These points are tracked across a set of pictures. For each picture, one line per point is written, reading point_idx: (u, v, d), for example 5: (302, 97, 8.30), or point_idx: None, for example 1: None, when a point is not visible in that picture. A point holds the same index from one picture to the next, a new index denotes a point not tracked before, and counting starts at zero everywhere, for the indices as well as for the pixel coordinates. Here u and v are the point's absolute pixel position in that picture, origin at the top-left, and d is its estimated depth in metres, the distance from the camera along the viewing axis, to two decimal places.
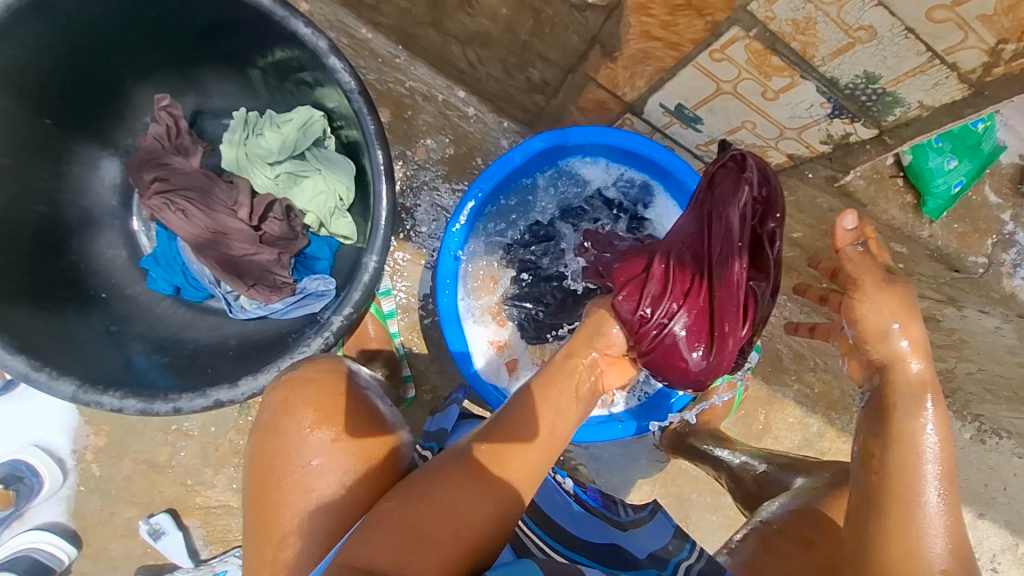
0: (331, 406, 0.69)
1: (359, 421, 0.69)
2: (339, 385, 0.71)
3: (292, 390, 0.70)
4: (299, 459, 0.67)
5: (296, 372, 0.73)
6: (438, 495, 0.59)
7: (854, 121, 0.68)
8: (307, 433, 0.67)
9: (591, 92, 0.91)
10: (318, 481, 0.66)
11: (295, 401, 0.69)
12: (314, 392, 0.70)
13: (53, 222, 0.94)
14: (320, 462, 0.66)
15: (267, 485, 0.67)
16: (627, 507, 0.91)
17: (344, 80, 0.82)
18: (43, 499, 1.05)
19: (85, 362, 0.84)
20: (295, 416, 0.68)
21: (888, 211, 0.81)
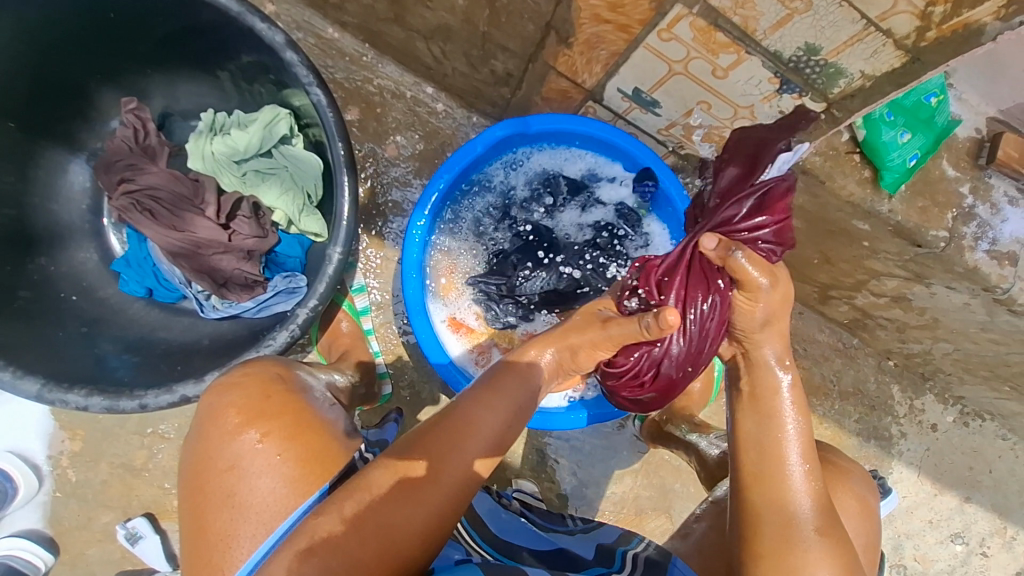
0: (258, 406, 0.68)
1: (284, 423, 0.68)
2: (263, 386, 0.71)
3: (221, 394, 0.70)
4: (227, 461, 0.66)
5: (228, 376, 0.73)
6: (371, 509, 0.58)
7: (803, 95, 0.69)
8: (234, 436, 0.67)
9: (553, 81, 0.91)
10: (246, 479, 0.65)
11: (221, 407, 0.69)
12: (240, 395, 0.69)
13: (21, 225, 0.94)
14: (244, 464, 0.66)
15: (205, 485, 0.66)
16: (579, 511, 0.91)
17: (302, 73, 0.83)
18: (18, 506, 1.02)
19: (52, 362, 0.84)
20: (221, 419, 0.68)
21: (846, 186, 0.81)
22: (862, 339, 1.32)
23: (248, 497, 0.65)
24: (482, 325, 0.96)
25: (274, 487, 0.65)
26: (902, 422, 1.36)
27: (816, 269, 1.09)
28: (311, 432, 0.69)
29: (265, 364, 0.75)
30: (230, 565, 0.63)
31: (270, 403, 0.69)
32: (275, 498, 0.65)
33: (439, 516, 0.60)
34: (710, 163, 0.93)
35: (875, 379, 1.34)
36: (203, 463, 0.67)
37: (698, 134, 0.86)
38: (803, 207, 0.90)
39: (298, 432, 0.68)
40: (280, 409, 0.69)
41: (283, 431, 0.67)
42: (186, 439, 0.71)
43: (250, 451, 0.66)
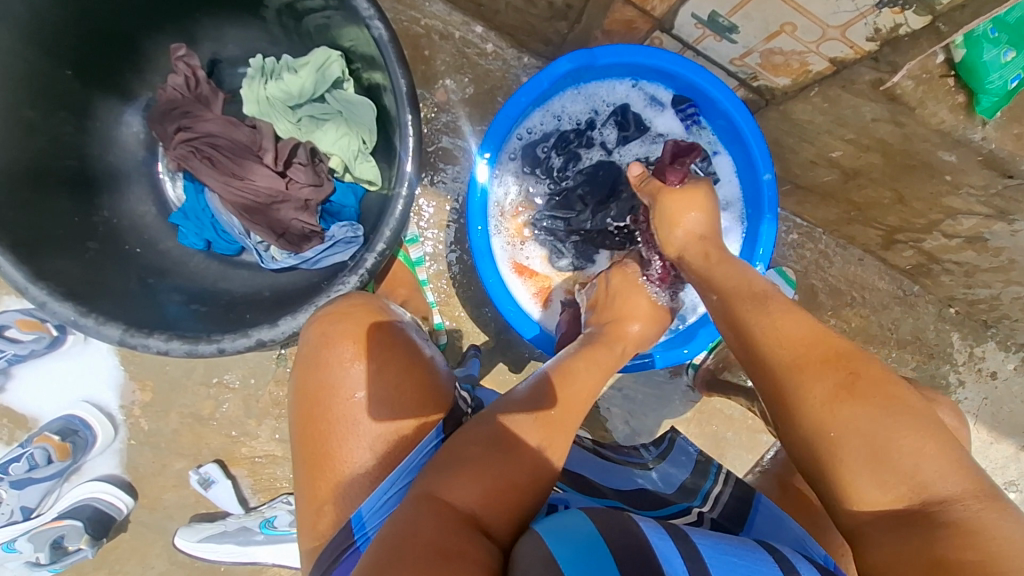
0: (371, 341, 0.69)
1: (397, 353, 0.69)
2: (371, 320, 0.71)
3: (328, 324, 0.70)
4: (347, 389, 0.67)
5: (329, 308, 0.73)
6: (483, 472, 0.57)
7: (905, 9, 0.64)
8: (346, 366, 0.67)
9: (618, 11, 0.87)
10: (354, 412, 0.66)
11: (336, 336, 0.69)
12: (356, 326, 0.70)
13: (85, 179, 0.93)
14: (359, 394, 0.66)
15: (321, 413, 0.66)
16: (648, 447, 0.92)
17: (362, 7, 0.79)
18: (97, 453, 1.05)
19: (128, 308, 0.83)
20: (332, 350, 0.68)
21: (937, 113, 0.77)
22: (922, 286, 1.28)
23: (365, 424, 0.66)
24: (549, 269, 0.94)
25: (390, 415, 0.67)
26: (960, 370, 1.33)
27: (886, 211, 1.05)
28: (413, 364, 0.70)
29: (366, 297, 0.75)
30: (344, 492, 0.64)
31: (380, 335, 0.70)
32: (390, 426, 0.66)
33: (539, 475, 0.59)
34: (783, 94, 0.89)
35: (933, 326, 1.31)
36: (318, 392, 0.68)
37: (776, 61, 0.82)
38: (883, 139, 0.86)
39: (406, 365, 0.69)
40: (387, 343, 0.70)
41: (394, 362, 0.69)
42: (294, 368, 0.71)
43: (363, 379, 0.67)
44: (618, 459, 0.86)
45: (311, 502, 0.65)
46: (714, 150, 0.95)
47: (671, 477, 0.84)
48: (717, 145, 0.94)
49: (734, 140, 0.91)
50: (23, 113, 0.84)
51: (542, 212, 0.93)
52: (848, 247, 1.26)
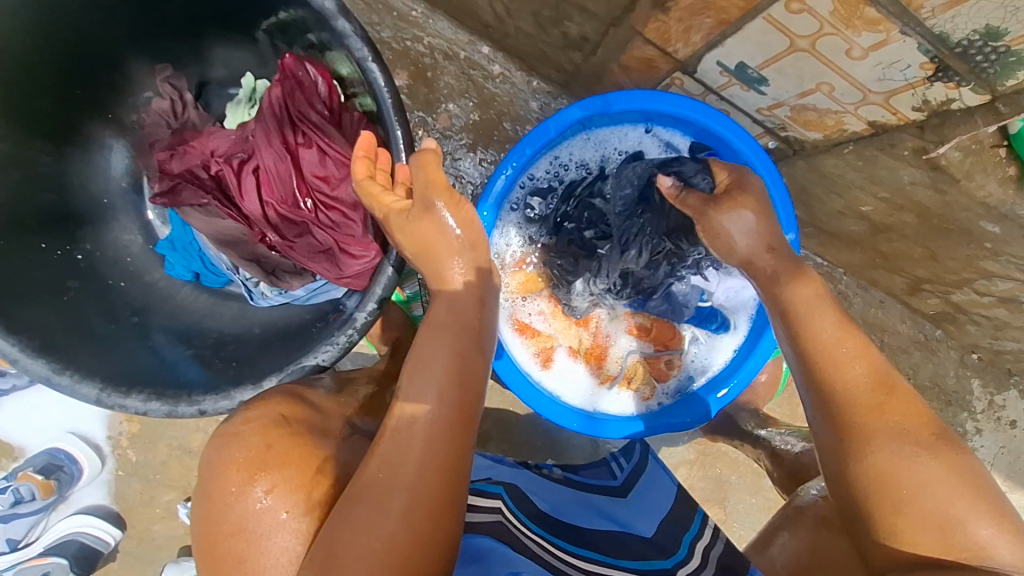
0: (260, 458, 0.63)
1: (290, 473, 0.63)
2: (263, 435, 0.66)
3: (221, 448, 0.66)
4: (234, 524, 0.61)
5: (226, 425, 0.68)
6: (350, 544, 0.52)
7: (961, 85, 0.57)
8: (239, 494, 0.62)
9: (637, 48, 0.79)
10: (251, 547, 0.60)
11: (221, 464, 0.64)
12: (240, 449, 0.65)
13: (65, 210, 0.89)
14: (252, 526, 0.60)
15: (218, 551, 0.61)
16: (620, 463, 0.99)
17: (355, 46, 0.72)
18: (84, 484, 1.03)
19: (108, 359, 0.80)
20: (223, 477, 0.63)
21: (984, 186, 0.69)
22: (945, 331, 1.22)
23: (260, 562, 0.59)
24: (551, 329, 0.90)
25: (287, 546, 0.59)
26: (979, 418, 1.27)
27: (915, 263, 0.98)
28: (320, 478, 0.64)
29: (267, 404, 0.70)
30: None
31: (272, 455, 0.64)
32: (288, 558, 0.59)
33: (435, 503, 0.54)
34: (814, 147, 0.81)
35: (954, 373, 1.25)
36: (212, 529, 0.62)
37: (808, 116, 0.74)
38: (920, 202, 0.79)
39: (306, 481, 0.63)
40: (285, 456, 0.64)
41: (289, 483, 0.62)
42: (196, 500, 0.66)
43: (256, 510, 0.61)
44: (594, 496, 0.89)
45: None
46: None
47: (650, 516, 0.85)
48: None
49: None
50: None
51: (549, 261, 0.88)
52: (869, 289, 1.19)
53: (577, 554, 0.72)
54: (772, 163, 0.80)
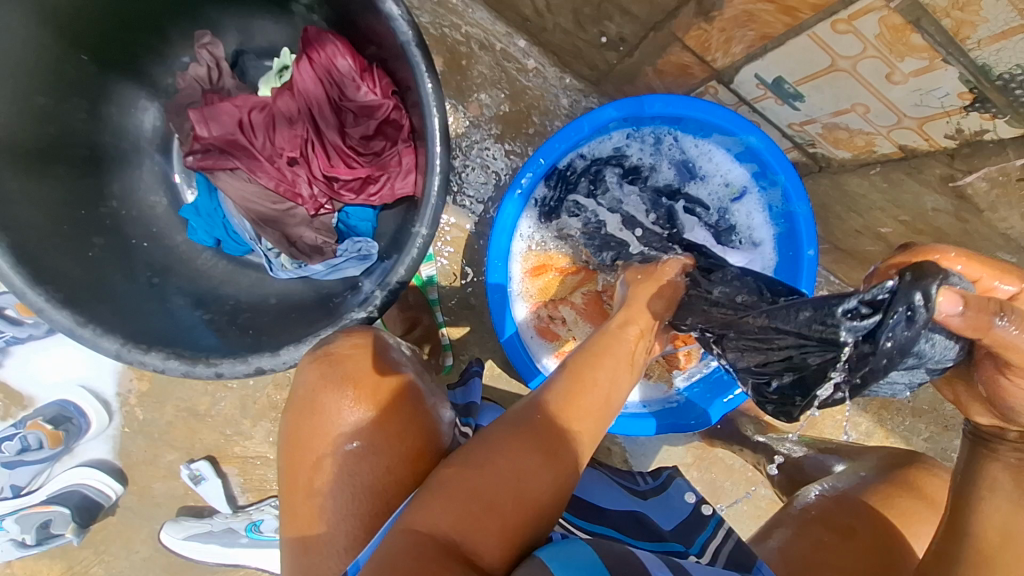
0: (375, 387, 0.65)
1: (399, 405, 0.65)
2: (380, 365, 0.66)
3: (330, 368, 0.66)
4: (334, 437, 0.63)
5: (333, 348, 0.67)
6: (501, 458, 0.54)
7: (997, 117, 0.58)
8: (348, 410, 0.64)
9: (675, 54, 0.80)
10: (354, 462, 0.62)
11: (333, 380, 0.65)
12: (355, 368, 0.65)
13: (95, 167, 0.89)
14: (358, 445, 0.63)
15: (320, 460, 0.63)
16: (645, 475, 0.92)
17: (400, 28, 0.72)
18: (90, 437, 1.05)
19: (129, 317, 0.81)
20: (334, 394, 0.64)
21: (1006, 220, 0.70)
22: None
23: (359, 480, 0.62)
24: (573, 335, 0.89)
25: (388, 468, 0.62)
26: None
27: None
28: (423, 423, 0.66)
29: (367, 334, 0.70)
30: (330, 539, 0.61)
31: (382, 382, 0.66)
32: (382, 479, 0.62)
33: (573, 466, 0.56)
34: (840, 165, 0.83)
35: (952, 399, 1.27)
36: (311, 436, 0.64)
37: (839, 135, 0.75)
38: (940, 229, 0.80)
39: (412, 418, 0.65)
40: (390, 390, 0.66)
41: (397, 413, 0.65)
42: (285, 408, 0.68)
43: (353, 428, 0.63)
44: (611, 475, 0.90)
45: (298, 541, 0.63)
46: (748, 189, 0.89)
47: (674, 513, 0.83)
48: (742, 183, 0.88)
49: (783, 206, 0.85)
50: (34, 100, 0.79)
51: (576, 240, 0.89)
52: None
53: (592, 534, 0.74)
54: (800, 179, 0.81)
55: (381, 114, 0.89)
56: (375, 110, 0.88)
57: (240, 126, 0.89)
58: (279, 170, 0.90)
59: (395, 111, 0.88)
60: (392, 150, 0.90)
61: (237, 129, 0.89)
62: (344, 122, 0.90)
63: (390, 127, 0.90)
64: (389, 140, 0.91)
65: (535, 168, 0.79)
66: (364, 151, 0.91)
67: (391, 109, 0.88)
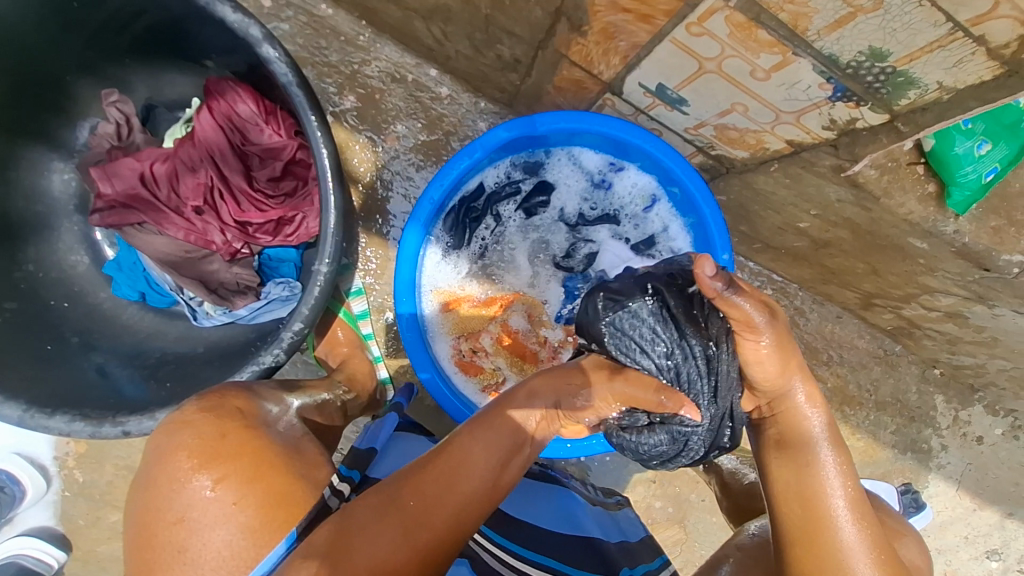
0: (210, 451, 0.64)
1: (242, 465, 0.64)
2: (218, 426, 0.66)
3: (166, 436, 0.67)
4: (176, 512, 0.62)
5: (174, 415, 0.69)
6: (358, 547, 0.52)
7: (861, 104, 0.57)
8: (183, 482, 0.63)
9: (566, 70, 0.80)
10: (187, 535, 0.61)
11: (170, 449, 0.65)
12: (192, 436, 0.65)
13: (6, 232, 0.89)
14: (192, 516, 0.61)
15: (154, 537, 0.62)
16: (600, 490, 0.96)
17: (279, 70, 0.72)
18: (28, 505, 1.03)
19: (36, 381, 0.80)
20: (169, 465, 0.64)
21: (905, 204, 0.69)
22: (905, 346, 1.21)
23: (199, 552, 0.60)
24: (495, 365, 0.86)
25: (230, 540, 0.60)
26: (944, 434, 1.26)
27: (861, 279, 0.98)
28: (274, 474, 0.65)
29: (222, 396, 0.71)
30: None
31: (225, 445, 0.65)
32: (229, 552, 0.60)
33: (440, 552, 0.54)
34: (743, 165, 0.82)
35: (916, 388, 1.24)
36: (151, 514, 0.63)
37: (731, 135, 0.75)
38: (850, 219, 0.79)
39: (256, 476, 0.64)
40: (237, 450, 0.65)
41: (239, 476, 0.63)
42: (135, 486, 0.67)
43: (201, 500, 0.62)
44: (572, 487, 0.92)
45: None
46: (658, 199, 0.87)
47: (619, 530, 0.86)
48: (651, 194, 0.87)
49: (690, 212, 0.84)
50: None
51: (485, 264, 0.88)
52: (826, 304, 1.19)
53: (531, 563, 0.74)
54: (702, 181, 0.80)
55: (288, 154, 0.90)
56: (280, 152, 0.90)
57: (144, 181, 0.89)
58: (189, 219, 0.91)
59: (301, 149, 0.90)
60: (304, 190, 0.92)
61: (141, 183, 0.89)
62: (250, 166, 0.91)
63: (298, 166, 0.92)
64: (299, 179, 0.92)
65: (431, 199, 0.79)
66: (273, 193, 0.92)
67: (297, 148, 0.90)
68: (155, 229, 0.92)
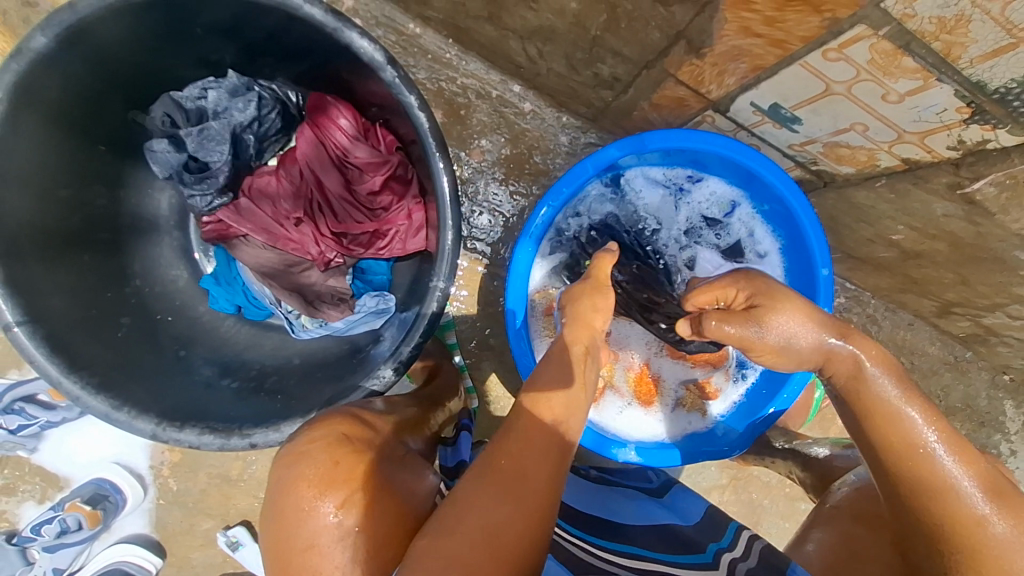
0: (326, 479, 0.62)
1: (357, 490, 0.62)
2: (330, 450, 0.65)
3: (284, 468, 0.65)
4: (305, 540, 0.60)
5: (290, 446, 0.67)
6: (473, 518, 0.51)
7: (998, 127, 0.58)
8: (306, 511, 0.61)
9: (669, 88, 0.82)
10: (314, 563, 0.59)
11: (289, 482, 0.63)
12: (308, 465, 0.63)
13: (117, 249, 0.92)
14: (322, 542, 0.60)
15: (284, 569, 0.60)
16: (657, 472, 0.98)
17: (403, 94, 0.75)
18: (128, 513, 1.06)
19: (159, 395, 0.82)
20: (289, 497, 0.62)
21: (1019, 220, 0.70)
22: (976, 352, 1.22)
23: None
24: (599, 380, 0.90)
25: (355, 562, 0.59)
26: (1013, 439, 1.26)
27: (946, 288, 0.99)
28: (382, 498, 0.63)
29: (329, 423, 0.69)
30: None
31: (339, 470, 0.63)
32: None
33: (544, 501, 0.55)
34: (845, 180, 0.84)
35: (985, 394, 1.25)
36: (279, 544, 0.61)
37: (840, 152, 0.77)
38: (953, 233, 0.80)
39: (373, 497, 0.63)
40: (349, 475, 0.63)
41: (359, 499, 0.62)
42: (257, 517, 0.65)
43: (324, 527, 0.60)
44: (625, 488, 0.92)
45: None
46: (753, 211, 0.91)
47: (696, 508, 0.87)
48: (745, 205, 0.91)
49: (790, 225, 0.86)
50: (59, 194, 0.83)
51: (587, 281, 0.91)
52: (898, 311, 1.20)
53: (617, 552, 0.75)
54: (804, 196, 0.82)
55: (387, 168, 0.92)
56: (381, 168, 0.92)
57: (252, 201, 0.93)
58: (287, 231, 0.93)
59: (400, 164, 0.92)
60: (400, 205, 0.93)
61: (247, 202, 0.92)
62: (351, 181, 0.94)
63: (398, 181, 0.93)
64: (397, 194, 0.94)
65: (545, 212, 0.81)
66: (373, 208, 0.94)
67: (395, 163, 0.92)
68: (256, 245, 0.94)
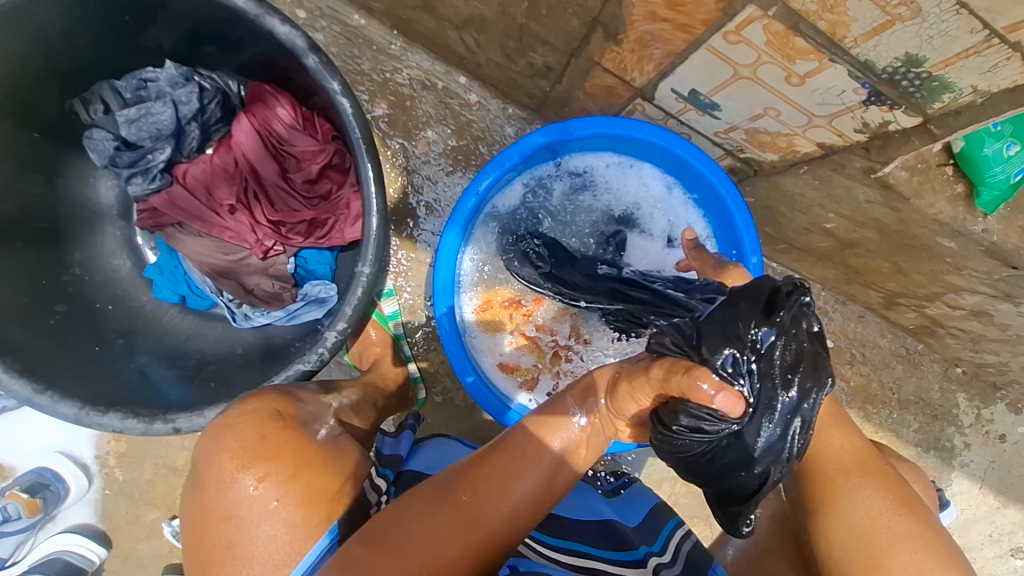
0: (250, 451, 0.62)
1: (281, 465, 0.62)
2: (259, 425, 0.65)
3: (212, 437, 0.65)
4: (224, 510, 0.61)
5: (220, 417, 0.67)
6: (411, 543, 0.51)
7: (895, 108, 0.59)
8: (228, 482, 0.61)
9: (597, 77, 0.83)
10: (234, 531, 0.60)
11: (215, 452, 0.63)
12: (235, 437, 0.63)
13: (56, 238, 0.93)
14: (241, 514, 0.60)
15: (206, 536, 0.61)
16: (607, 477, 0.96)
17: (326, 81, 0.75)
18: (71, 503, 1.06)
19: (89, 382, 0.83)
20: (216, 466, 0.62)
21: (935, 205, 0.71)
22: (927, 344, 1.22)
23: (249, 549, 0.59)
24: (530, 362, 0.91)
25: (276, 535, 0.59)
26: (966, 432, 1.26)
27: (886, 277, 0.99)
28: (310, 472, 0.63)
29: (260, 399, 0.69)
30: None
31: (266, 445, 0.63)
32: (276, 547, 0.59)
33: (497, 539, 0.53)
34: (772, 168, 0.84)
35: (938, 386, 1.25)
36: (202, 514, 0.62)
37: (762, 138, 0.77)
38: (879, 220, 0.81)
39: (295, 473, 0.62)
40: (275, 449, 0.63)
41: (281, 473, 0.62)
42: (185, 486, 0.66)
43: (246, 498, 0.60)
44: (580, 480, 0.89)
45: None
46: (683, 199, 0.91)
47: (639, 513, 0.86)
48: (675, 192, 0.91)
49: (719, 212, 0.86)
50: None
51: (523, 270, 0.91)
52: (848, 303, 1.21)
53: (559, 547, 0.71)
54: (731, 182, 0.83)
55: (324, 157, 0.93)
56: (318, 156, 0.93)
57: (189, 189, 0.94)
58: (223, 219, 0.94)
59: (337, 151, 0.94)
60: (339, 194, 0.95)
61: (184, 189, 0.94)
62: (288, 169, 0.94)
63: (336, 169, 0.95)
64: (335, 182, 0.95)
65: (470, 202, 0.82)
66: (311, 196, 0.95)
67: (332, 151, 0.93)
68: (195, 232, 0.95)
